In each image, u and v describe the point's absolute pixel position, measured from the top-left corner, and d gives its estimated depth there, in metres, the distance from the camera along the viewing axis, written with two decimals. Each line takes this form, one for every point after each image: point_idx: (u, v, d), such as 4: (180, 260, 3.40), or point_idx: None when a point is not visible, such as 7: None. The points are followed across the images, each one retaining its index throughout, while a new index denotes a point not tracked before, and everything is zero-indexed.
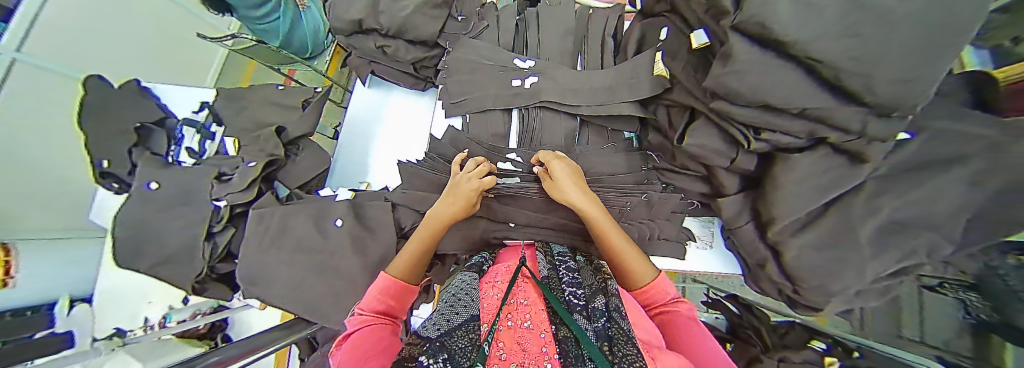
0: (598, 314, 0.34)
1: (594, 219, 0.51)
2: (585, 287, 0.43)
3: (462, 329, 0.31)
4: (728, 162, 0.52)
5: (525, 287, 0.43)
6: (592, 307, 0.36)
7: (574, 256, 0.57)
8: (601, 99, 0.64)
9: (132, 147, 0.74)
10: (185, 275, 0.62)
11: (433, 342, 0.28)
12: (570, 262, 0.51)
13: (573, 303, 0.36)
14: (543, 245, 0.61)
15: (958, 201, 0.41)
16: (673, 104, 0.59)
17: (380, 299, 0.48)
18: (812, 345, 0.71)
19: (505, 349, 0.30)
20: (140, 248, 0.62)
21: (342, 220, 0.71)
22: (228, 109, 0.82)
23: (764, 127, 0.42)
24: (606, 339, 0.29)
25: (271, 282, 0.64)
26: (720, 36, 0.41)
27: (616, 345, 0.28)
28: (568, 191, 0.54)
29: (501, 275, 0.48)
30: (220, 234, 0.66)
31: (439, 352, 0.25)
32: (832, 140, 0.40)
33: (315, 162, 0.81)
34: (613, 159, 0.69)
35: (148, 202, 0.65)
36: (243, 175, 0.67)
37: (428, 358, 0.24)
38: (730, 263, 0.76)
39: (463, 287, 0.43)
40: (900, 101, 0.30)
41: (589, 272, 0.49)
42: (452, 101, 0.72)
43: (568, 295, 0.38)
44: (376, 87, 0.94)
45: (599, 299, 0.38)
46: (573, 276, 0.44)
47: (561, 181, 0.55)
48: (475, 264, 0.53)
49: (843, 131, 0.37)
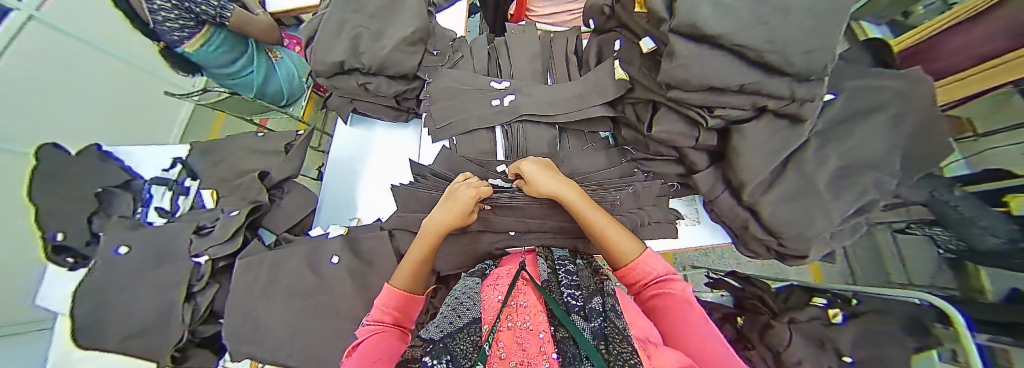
0: (595, 314, 0.29)
1: (578, 209, 0.46)
2: (586, 287, 0.37)
3: (465, 331, 0.27)
4: (693, 142, 0.51)
5: (526, 289, 0.37)
6: (590, 308, 0.31)
7: (575, 259, 0.50)
8: (574, 107, 0.60)
9: (91, 216, 0.75)
10: (161, 346, 0.56)
11: (434, 346, 0.24)
12: (569, 264, 0.45)
13: (570, 304, 0.32)
14: (544, 249, 0.52)
15: (888, 140, 0.44)
16: (637, 100, 0.56)
17: (387, 311, 0.41)
18: (813, 303, 0.63)
19: (505, 349, 0.26)
20: (103, 323, 0.57)
21: (338, 256, 0.59)
22: (205, 164, 0.83)
23: (714, 105, 0.42)
24: (602, 337, 0.24)
25: (255, 337, 0.51)
26: (663, 40, 0.42)
27: (610, 344, 0.22)
28: (543, 186, 0.49)
29: (503, 279, 0.43)
30: (201, 294, 0.60)
31: (442, 354, 0.22)
32: (772, 108, 0.41)
33: (292, 213, 0.73)
34: (594, 158, 0.62)
35: (117, 268, 0.61)
36: (226, 226, 0.64)
37: (432, 359, 0.20)
38: (718, 232, 0.70)
39: (464, 295, 0.39)
40: (813, 68, 0.32)
41: (588, 274, 0.43)
42: (437, 127, 0.65)
43: (566, 296, 0.33)
44: (358, 124, 0.86)
45: (597, 299, 0.33)
46: (573, 277, 0.39)
47: (537, 176, 0.50)
48: (478, 270, 0.49)
49: (778, 98, 0.39)
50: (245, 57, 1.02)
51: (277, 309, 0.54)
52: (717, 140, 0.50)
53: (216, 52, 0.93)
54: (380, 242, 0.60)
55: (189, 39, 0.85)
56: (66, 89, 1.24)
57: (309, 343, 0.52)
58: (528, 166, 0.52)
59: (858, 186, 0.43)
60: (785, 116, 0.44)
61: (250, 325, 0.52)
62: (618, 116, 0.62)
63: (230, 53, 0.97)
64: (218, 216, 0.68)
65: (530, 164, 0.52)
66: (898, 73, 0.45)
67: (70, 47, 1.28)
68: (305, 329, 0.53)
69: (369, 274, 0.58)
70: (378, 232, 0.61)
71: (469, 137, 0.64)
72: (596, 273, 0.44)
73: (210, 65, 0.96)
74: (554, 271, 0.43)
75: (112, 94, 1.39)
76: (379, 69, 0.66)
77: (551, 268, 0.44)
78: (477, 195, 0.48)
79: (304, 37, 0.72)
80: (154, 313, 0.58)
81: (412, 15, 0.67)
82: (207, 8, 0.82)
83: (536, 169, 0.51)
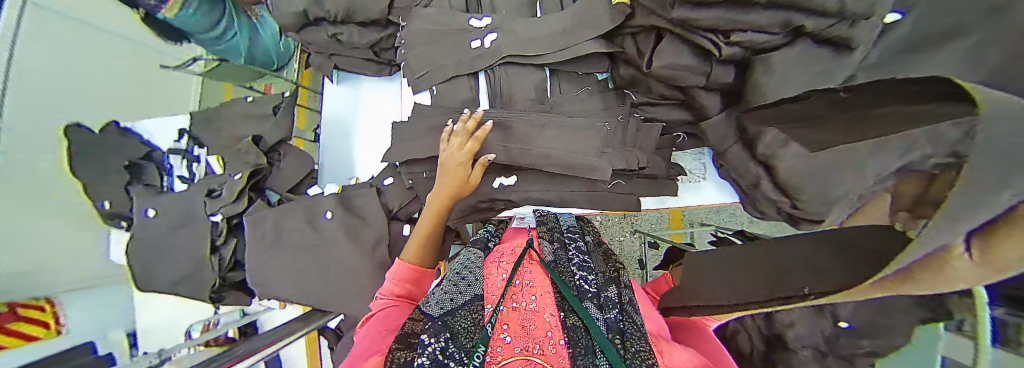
0: (611, 304, 0.41)
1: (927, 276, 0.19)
2: (597, 273, 0.49)
3: (466, 308, 0.35)
4: (704, 79, 0.46)
5: (532, 267, 0.47)
6: (604, 297, 0.42)
7: (583, 235, 0.62)
8: (561, 45, 0.52)
9: (127, 185, 0.82)
10: (201, 287, 0.66)
11: (436, 319, 0.32)
12: (579, 242, 0.55)
13: (585, 290, 0.43)
14: (551, 221, 0.62)
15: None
16: (638, 30, 0.48)
17: (400, 284, 0.44)
18: None
19: (510, 332, 0.35)
20: (153, 274, 0.68)
21: (332, 212, 0.63)
22: (206, 130, 0.85)
23: (731, 27, 0.37)
24: (618, 331, 0.35)
25: (274, 283, 0.59)
26: None
27: (628, 340, 0.33)
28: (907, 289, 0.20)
29: (507, 254, 0.51)
30: (224, 247, 0.68)
31: (441, 331, 0.30)
32: (808, 28, 0.34)
33: (290, 174, 0.76)
34: (588, 104, 0.56)
35: (149, 228, 0.69)
36: (231, 188, 0.69)
37: (431, 336, 0.29)
38: (725, 189, 0.68)
39: (466, 264, 0.44)
40: None
41: (600, 259, 0.54)
42: (415, 77, 0.59)
43: (580, 281, 0.44)
44: (343, 82, 0.82)
45: (611, 290, 0.44)
46: (584, 259, 0.50)
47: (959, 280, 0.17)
48: (481, 240, 0.55)
49: (821, 15, 0.32)
50: (223, 18, 0.94)
51: (286, 262, 0.60)
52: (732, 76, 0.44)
53: (196, 14, 0.88)
54: (370, 199, 0.64)
55: (164, 4, 0.82)
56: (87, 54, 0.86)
57: (318, 288, 0.59)
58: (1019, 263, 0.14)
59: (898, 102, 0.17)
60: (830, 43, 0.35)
61: (266, 275, 0.59)
62: (615, 53, 0.54)
63: (209, 16, 0.91)
64: (225, 180, 0.72)
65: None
66: None
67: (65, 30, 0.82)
68: (314, 279, 0.59)
69: (362, 230, 0.62)
70: (368, 190, 0.64)
71: (448, 87, 0.58)
72: (608, 258, 0.57)
73: (197, 34, 0.93)
74: (563, 252, 0.51)
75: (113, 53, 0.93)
76: (347, 16, 0.60)
77: (561, 246, 0.54)
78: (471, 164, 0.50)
79: None
80: (190, 264, 0.67)
81: None
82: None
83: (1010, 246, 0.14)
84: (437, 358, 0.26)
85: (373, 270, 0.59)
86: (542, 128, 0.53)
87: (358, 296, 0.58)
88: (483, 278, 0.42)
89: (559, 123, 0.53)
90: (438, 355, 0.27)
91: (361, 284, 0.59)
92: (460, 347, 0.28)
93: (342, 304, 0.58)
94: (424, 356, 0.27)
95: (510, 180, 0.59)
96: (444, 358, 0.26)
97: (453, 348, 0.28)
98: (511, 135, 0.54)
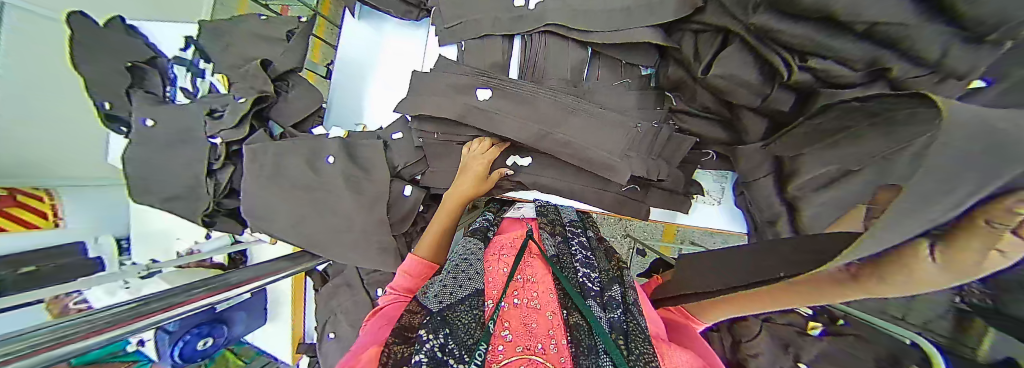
0: (614, 304, 0.40)
1: (905, 265, 0.22)
2: (601, 270, 0.48)
3: (466, 303, 0.37)
4: (758, 100, 0.42)
5: (533, 261, 0.46)
6: (609, 297, 0.42)
7: (584, 229, 0.60)
8: (614, 26, 0.46)
9: (128, 88, 0.77)
10: (195, 208, 0.67)
11: (434, 315, 0.34)
12: (582, 237, 0.54)
13: (588, 287, 0.42)
14: (554, 209, 0.60)
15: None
16: (704, 27, 0.43)
17: (409, 277, 0.48)
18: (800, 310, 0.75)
19: (511, 329, 0.35)
20: (148, 185, 0.67)
21: (334, 158, 0.61)
22: (211, 43, 0.79)
23: (814, 50, 0.33)
24: (622, 332, 0.35)
25: (272, 217, 0.58)
26: None
27: (633, 341, 0.34)
28: (879, 286, 0.25)
29: (507, 247, 0.51)
30: (220, 172, 0.66)
31: (441, 327, 0.32)
32: (893, 73, 0.31)
33: (297, 108, 0.72)
34: (623, 100, 0.52)
35: (145, 138, 0.67)
36: (233, 111, 0.65)
37: (429, 333, 0.31)
38: (735, 218, 0.65)
39: (465, 255, 0.46)
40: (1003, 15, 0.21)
41: (602, 255, 0.53)
42: (446, 28, 0.54)
43: (583, 279, 0.44)
44: (366, 19, 0.76)
45: (615, 288, 0.44)
46: (587, 256, 0.49)
47: (930, 282, 0.21)
48: (479, 229, 0.54)
49: (915, 62, 0.29)
50: None
51: (282, 199, 0.59)
52: (791, 104, 0.41)
53: None
54: (376, 151, 0.61)
55: None
56: None
57: (311, 232, 0.59)
58: (989, 267, 0.18)
59: (932, 147, 0.16)
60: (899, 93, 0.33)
61: (263, 208, 0.59)
62: (669, 49, 0.50)
63: None
64: (228, 102, 0.68)
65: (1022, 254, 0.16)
66: None
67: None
68: (307, 221, 0.59)
69: (362, 181, 0.60)
70: (374, 142, 0.62)
71: (479, 46, 0.53)
72: (614, 260, 0.54)
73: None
74: (565, 246, 0.51)
75: None
76: None
77: (564, 238, 0.53)
78: (484, 175, 0.53)
79: None
80: (186, 181, 0.66)
81: None
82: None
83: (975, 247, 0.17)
84: (436, 356, 0.28)
85: (369, 224, 0.59)
86: (570, 114, 0.48)
87: (352, 244, 0.59)
88: (484, 272, 0.44)
89: (589, 112, 0.48)
90: (436, 353, 0.29)
91: (355, 235, 0.59)
92: (458, 344, 0.30)
93: (334, 251, 0.58)
94: (421, 353, 0.28)
95: (523, 163, 0.56)
96: (444, 356, 0.28)
97: (453, 346, 0.30)
98: (537, 117, 0.49)
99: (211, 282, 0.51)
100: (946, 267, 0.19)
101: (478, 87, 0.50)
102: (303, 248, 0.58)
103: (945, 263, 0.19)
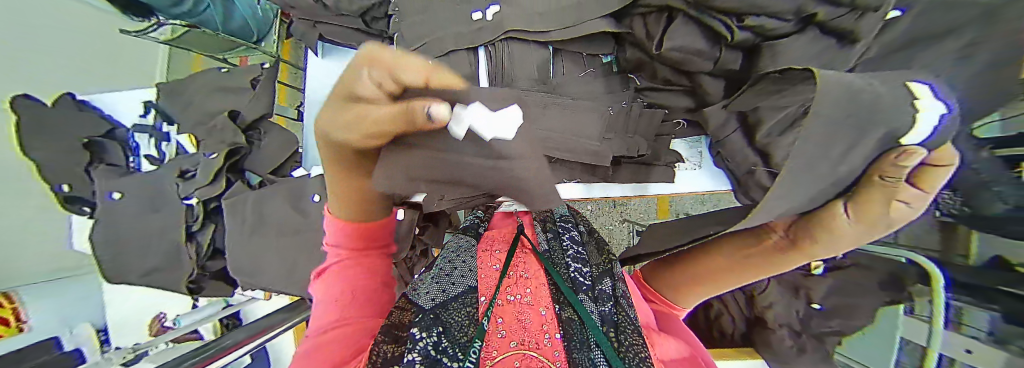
0: (606, 297, 0.41)
1: (827, 222, 0.30)
2: (591, 265, 0.48)
3: (460, 300, 0.37)
4: (711, 64, 0.45)
5: (526, 257, 0.47)
6: (599, 289, 0.42)
7: (574, 221, 0.60)
8: (567, 23, 0.48)
9: (86, 165, 0.84)
10: (179, 277, 0.63)
11: (425, 313, 0.33)
12: (574, 231, 0.55)
13: (579, 282, 0.42)
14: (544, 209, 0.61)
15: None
16: (649, 10, 0.45)
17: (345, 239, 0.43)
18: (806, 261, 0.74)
19: (504, 327, 0.35)
20: (122, 265, 0.64)
21: (319, 196, 0.60)
22: (172, 105, 0.77)
23: (747, 11, 0.36)
24: (612, 325, 0.36)
25: (262, 270, 0.56)
26: None
27: (621, 333, 0.35)
28: (815, 246, 0.34)
29: (498, 242, 0.50)
30: (200, 233, 0.65)
31: (433, 325, 0.32)
32: (821, 17, 0.35)
33: (273, 154, 0.71)
34: (590, 88, 0.54)
35: (113, 213, 0.64)
36: (206, 169, 0.65)
37: (423, 331, 0.30)
38: (718, 178, 0.69)
39: (457, 253, 0.47)
40: None
41: (594, 248, 0.53)
42: (412, 50, 0.55)
43: (574, 273, 0.44)
44: (329, 56, 0.77)
45: (606, 281, 0.44)
46: (578, 250, 0.49)
47: (845, 234, 0.30)
48: (470, 228, 0.57)
49: (833, 3, 0.33)
50: None
51: (272, 248, 0.58)
52: (739, 63, 0.44)
53: None
54: None
55: None
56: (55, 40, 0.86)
57: (305, 276, 0.56)
58: (885, 214, 0.26)
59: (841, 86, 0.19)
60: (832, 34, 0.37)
61: (251, 263, 0.57)
62: (623, 34, 0.52)
63: None
64: (198, 160, 0.67)
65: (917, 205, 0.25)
66: None
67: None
68: (298, 266, 0.57)
69: None
70: None
71: (446, 61, 0.54)
72: (602, 250, 0.53)
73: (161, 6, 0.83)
74: (558, 239, 0.52)
75: (84, 36, 0.93)
76: None
77: (553, 233, 0.54)
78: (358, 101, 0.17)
79: None
80: (165, 252, 0.63)
81: None
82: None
83: (879, 195, 0.25)
84: (430, 354, 0.28)
85: None
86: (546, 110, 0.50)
87: None
88: (475, 269, 0.43)
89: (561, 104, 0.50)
90: (430, 351, 0.28)
91: None
92: (451, 342, 0.30)
93: None
94: (414, 352, 0.27)
95: (485, 137, 0.29)
96: (438, 353, 0.28)
97: (446, 343, 0.30)
98: None
99: (203, 347, 0.49)
100: (856, 220, 0.28)
101: None
102: (298, 295, 0.56)
103: (861, 215, 0.27)
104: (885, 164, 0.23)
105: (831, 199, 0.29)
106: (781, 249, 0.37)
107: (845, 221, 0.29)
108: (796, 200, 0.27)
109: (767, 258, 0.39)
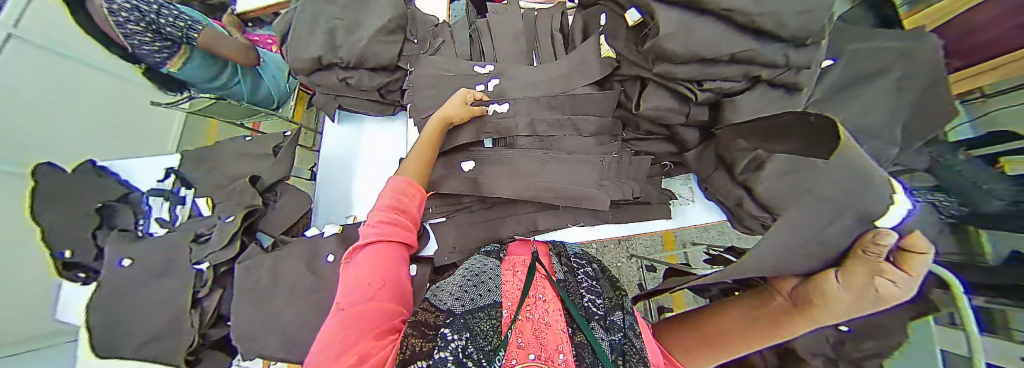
0: (617, 327, 0.40)
1: (819, 283, 0.31)
2: (605, 297, 0.48)
3: (485, 311, 0.37)
4: (684, 118, 0.51)
5: (544, 282, 0.45)
6: (611, 320, 0.41)
7: (586, 257, 0.62)
8: (558, 90, 0.58)
9: (95, 230, 0.83)
10: (175, 349, 0.60)
11: (457, 317, 0.35)
12: (588, 268, 0.57)
13: (592, 310, 0.42)
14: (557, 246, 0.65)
15: (889, 106, 0.46)
16: (625, 78, 0.56)
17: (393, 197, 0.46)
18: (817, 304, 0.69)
19: (522, 336, 0.34)
20: (116, 337, 0.61)
21: (332, 255, 0.63)
22: (195, 172, 0.82)
23: (703, 78, 0.43)
24: (620, 353, 0.35)
25: (269, 331, 0.55)
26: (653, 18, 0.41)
27: (628, 361, 0.34)
28: (821, 315, 0.32)
29: (519, 264, 0.49)
30: (207, 298, 0.63)
31: (462, 330, 0.32)
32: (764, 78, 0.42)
33: (287, 214, 0.74)
34: (580, 144, 0.58)
35: (123, 278, 0.65)
36: (221, 232, 0.67)
37: (454, 333, 0.31)
38: (713, 210, 0.73)
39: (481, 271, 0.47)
40: (807, 30, 0.34)
41: (607, 283, 0.54)
42: (423, 116, 0.63)
43: (588, 303, 0.44)
44: (345, 121, 0.85)
45: (618, 313, 0.44)
46: (593, 283, 0.50)
47: (836, 300, 0.29)
48: (490, 251, 0.56)
49: (771, 67, 0.40)
50: (229, 71, 1.13)
51: (283, 307, 0.57)
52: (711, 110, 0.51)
53: (196, 68, 1.06)
54: None
55: (170, 60, 1.00)
56: (75, 99, 1.33)
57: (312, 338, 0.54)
58: (872, 293, 0.25)
59: None
60: (782, 86, 0.44)
61: (257, 325, 0.56)
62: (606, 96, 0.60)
63: (212, 70, 1.09)
64: (215, 222, 0.71)
65: (908, 290, 0.24)
66: (893, 46, 0.47)
67: (58, 63, 1.30)
68: (308, 325, 0.56)
69: None
70: None
71: None
72: (615, 286, 0.55)
73: (199, 83, 1.10)
74: (572, 273, 0.53)
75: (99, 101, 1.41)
76: (358, 63, 0.66)
77: (569, 266, 0.56)
78: None
79: (277, 34, 0.70)
80: (167, 319, 0.61)
81: (387, 4, 0.66)
82: (173, 28, 0.93)
83: (862, 268, 0.25)
84: (459, 355, 0.28)
85: None
86: (543, 164, 0.56)
87: None
88: (500, 286, 0.43)
89: (553, 157, 0.57)
90: (459, 353, 0.28)
91: None
92: (477, 346, 0.30)
93: None
94: (445, 351, 0.28)
95: None
96: (464, 356, 0.28)
97: (472, 348, 0.29)
98: (519, 161, 0.57)
99: None
100: (845, 287, 0.28)
101: (463, 160, 0.59)
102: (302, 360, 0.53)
103: (847, 279, 0.27)
104: (871, 243, 0.26)
105: (828, 268, 0.30)
106: (786, 312, 0.36)
107: (833, 283, 0.29)
108: (778, 253, 0.32)
109: (786, 328, 0.37)
